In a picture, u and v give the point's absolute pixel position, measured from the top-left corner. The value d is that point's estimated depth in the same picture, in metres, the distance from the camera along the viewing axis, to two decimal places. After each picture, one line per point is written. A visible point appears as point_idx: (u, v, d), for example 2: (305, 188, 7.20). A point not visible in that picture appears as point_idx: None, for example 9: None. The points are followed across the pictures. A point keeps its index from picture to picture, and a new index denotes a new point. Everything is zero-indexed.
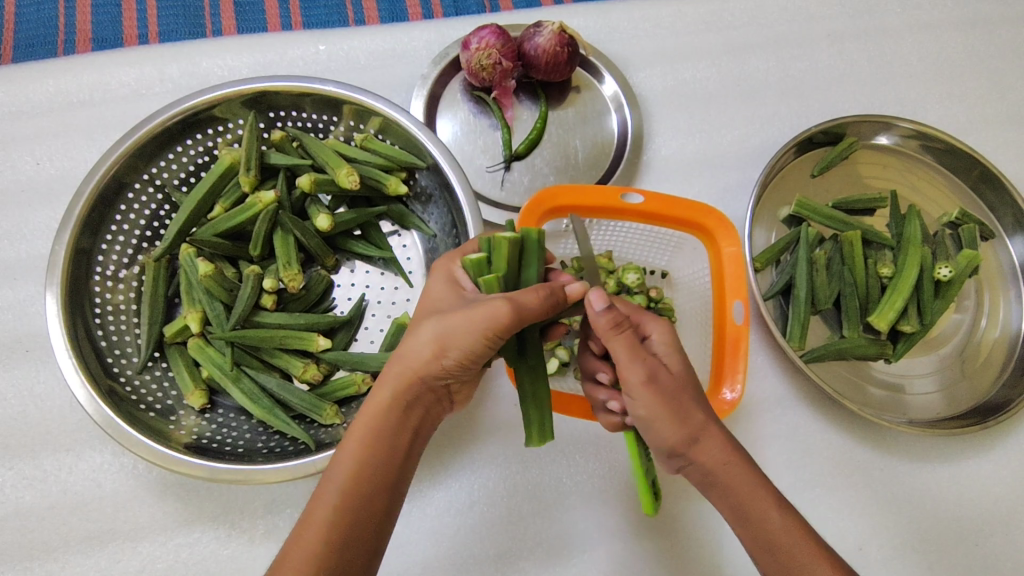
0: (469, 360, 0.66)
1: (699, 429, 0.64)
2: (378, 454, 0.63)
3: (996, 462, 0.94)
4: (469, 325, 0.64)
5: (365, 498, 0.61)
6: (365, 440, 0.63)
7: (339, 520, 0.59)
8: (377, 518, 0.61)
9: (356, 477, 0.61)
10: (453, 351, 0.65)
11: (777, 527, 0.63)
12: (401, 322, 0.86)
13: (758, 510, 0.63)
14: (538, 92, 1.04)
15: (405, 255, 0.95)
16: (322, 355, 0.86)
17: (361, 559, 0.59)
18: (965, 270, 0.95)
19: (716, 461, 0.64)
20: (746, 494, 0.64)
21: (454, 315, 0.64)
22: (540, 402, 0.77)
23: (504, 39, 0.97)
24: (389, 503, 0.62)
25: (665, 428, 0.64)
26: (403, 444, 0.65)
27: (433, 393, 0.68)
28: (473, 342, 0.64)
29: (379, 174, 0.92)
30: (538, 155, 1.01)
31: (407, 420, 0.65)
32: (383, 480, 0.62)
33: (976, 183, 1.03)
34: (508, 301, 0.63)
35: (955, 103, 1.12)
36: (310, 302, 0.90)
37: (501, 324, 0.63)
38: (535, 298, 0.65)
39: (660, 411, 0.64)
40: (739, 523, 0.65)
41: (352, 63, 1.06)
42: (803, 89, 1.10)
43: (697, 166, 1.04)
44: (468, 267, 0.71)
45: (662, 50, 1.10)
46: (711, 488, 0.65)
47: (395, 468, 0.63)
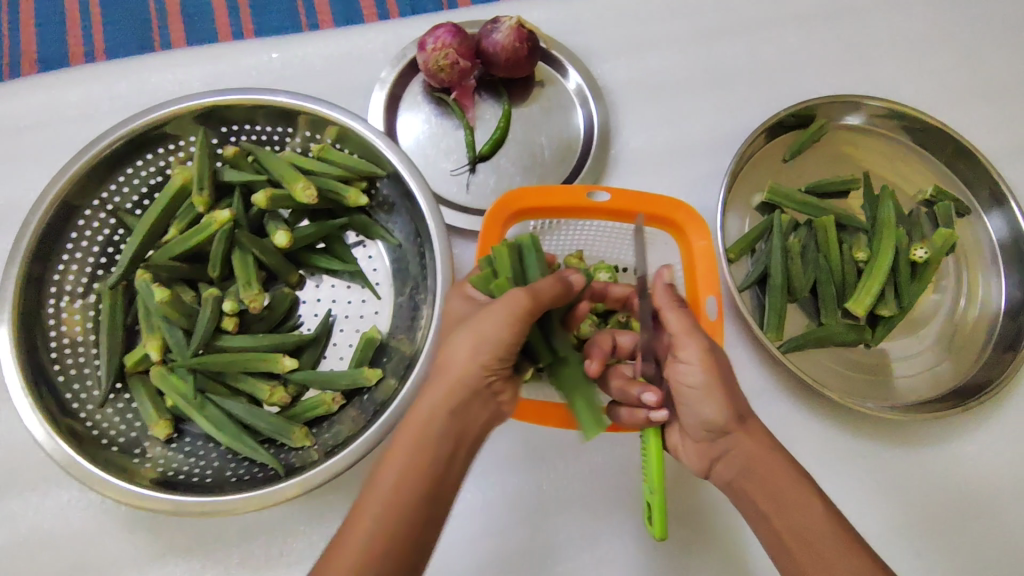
0: (506, 357, 0.66)
1: (746, 410, 0.71)
2: (418, 471, 0.61)
3: (982, 443, 0.93)
4: (499, 319, 0.64)
5: (402, 519, 0.59)
6: (403, 455, 0.62)
7: (376, 540, 0.58)
8: (421, 525, 0.60)
9: (394, 495, 0.60)
10: (490, 348, 0.64)
11: (819, 519, 0.65)
12: (369, 337, 0.85)
13: (801, 500, 0.66)
14: (500, 90, 1.01)
15: (371, 267, 0.92)
16: (289, 376, 0.83)
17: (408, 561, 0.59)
18: (942, 249, 0.93)
19: (762, 448, 0.69)
20: (786, 481, 0.68)
21: (483, 314, 0.66)
22: (581, 391, 0.72)
23: (460, 37, 0.95)
24: (426, 519, 0.61)
25: (715, 400, 0.70)
26: (444, 459, 0.63)
27: (480, 398, 0.66)
28: (505, 336, 0.64)
29: (336, 186, 0.88)
30: (503, 155, 0.99)
31: (451, 433, 0.63)
32: (421, 498, 0.61)
33: (950, 159, 1.02)
34: (526, 288, 0.66)
35: (930, 78, 1.09)
36: (274, 321, 0.87)
37: (527, 313, 0.65)
38: (550, 284, 0.68)
39: (714, 382, 0.70)
40: (776, 514, 0.67)
41: (307, 70, 1.01)
42: (774, 70, 1.07)
43: (667, 159, 1.01)
44: (477, 281, 0.75)
45: (626, 40, 1.07)
46: (750, 477, 0.69)
47: (440, 474, 0.62)
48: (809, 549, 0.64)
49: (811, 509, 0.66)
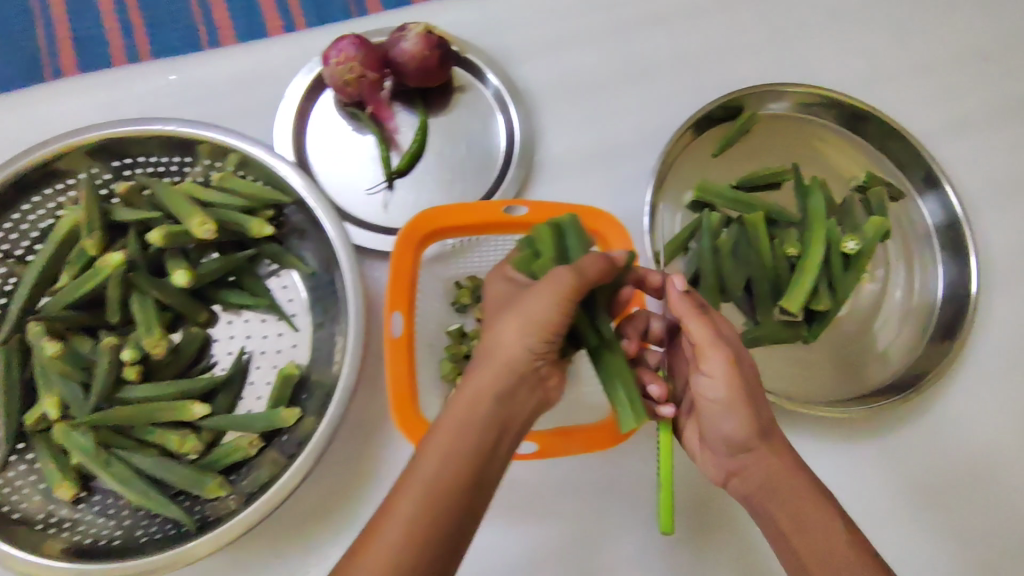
0: (552, 339, 0.66)
1: (770, 425, 0.70)
2: (468, 443, 0.60)
3: (925, 431, 0.93)
4: (547, 297, 0.64)
5: (446, 499, 0.58)
6: (452, 432, 0.60)
7: (419, 522, 0.56)
8: (468, 500, 0.59)
9: (440, 474, 0.58)
10: (537, 327, 0.64)
11: (838, 538, 0.65)
12: (286, 373, 0.81)
13: (818, 520, 0.66)
14: (414, 99, 0.96)
15: (286, 297, 0.87)
16: (201, 423, 0.79)
17: (451, 536, 0.57)
18: (875, 238, 0.90)
19: (783, 464, 0.69)
20: (808, 501, 0.67)
21: (530, 293, 0.65)
22: (625, 379, 0.72)
23: (365, 48, 0.89)
24: (471, 499, 0.59)
25: (740, 414, 0.69)
26: (490, 440, 0.62)
27: (525, 381, 0.66)
28: (553, 315, 0.64)
29: (240, 217, 0.83)
30: (422, 169, 0.94)
31: (500, 415, 0.63)
32: (468, 478, 0.59)
33: (885, 141, 0.99)
34: (568, 268, 0.65)
35: (861, 57, 1.05)
36: (183, 365, 0.82)
37: (572, 292, 0.64)
38: (595, 261, 0.67)
39: (740, 400, 0.68)
40: (795, 532, 0.66)
41: (207, 90, 0.95)
42: (700, 63, 1.03)
43: (592, 162, 0.98)
44: (517, 262, 0.73)
45: (545, 40, 1.02)
46: (770, 494, 0.69)
47: (487, 450, 0.61)
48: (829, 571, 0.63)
49: (830, 529, 0.65)
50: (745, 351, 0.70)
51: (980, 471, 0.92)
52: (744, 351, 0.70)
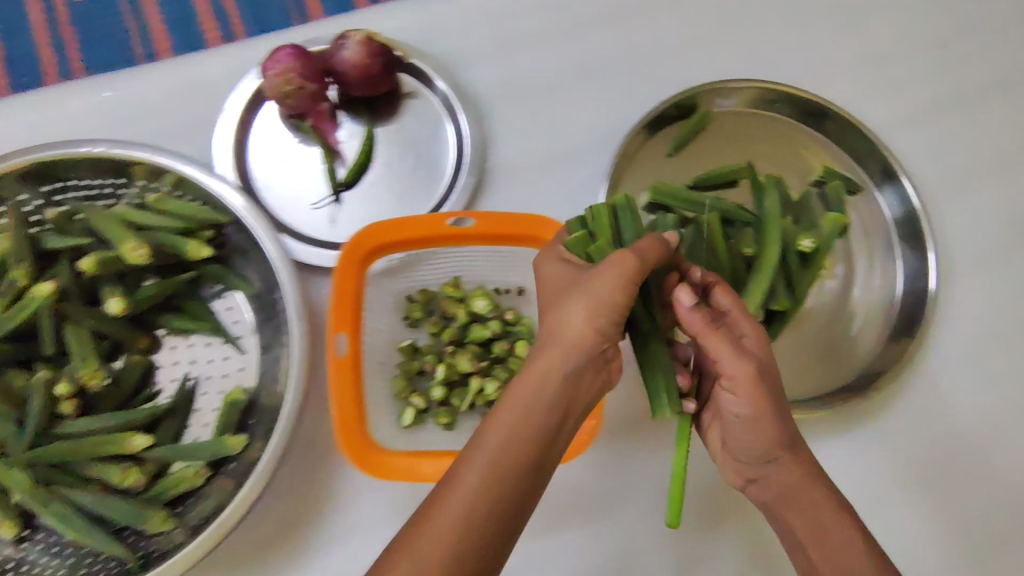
0: (618, 319, 0.69)
1: (794, 437, 0.71)
2: (533, 422, 0.64)
3: (887, 426, 0.93)
4: (612, 280, 0.67)
5: (507, 475, 0.61)
6: (517, 411, 0.64)
7: (482, 500, 0.60)
8: (530, 477, 0.63)
9: (504, 452, 0.62)
10: (604, 308, 0.67)
11: (856, 552, 0.66)
12: (232, 399, 0.78)
13: (837, 533, 0.67)
14: (361, 109, 0.94)
15: (232, 319, 0.85)
16: (145, 455, 0.77)
17: (512, 510, 0.61)
18: (831, 236, 0.88)
19: (803, 476, 0.70)
20: (830, 518, 0.68)
21: (594, 275, 0.68)
22: (664, 367, 0.76)
23: (303, 58, 0.85)
24: (535, 471, 0.63)
25: (764, 427, 0.70)
26: (556, 416, 0.65)
27: (592, 360, 0.68)
28: (618, 297, 0.67)
29: (176, 239, 0.80)
30: (370, 179, 0.91)
31: (565, 393, 0.66)
32: (531, 456, 0.63)
33: (839, 136, 0.98)
34: (631, 250, 0.68)
35: (815, 51, 1.04)
36: (124, 395, 0.80)
37: (635, 273, 0.67)
38: (649, 242, 0.70)
39: (764, 413, 0.69)
40: (813, 543, 0.68)
41: (143, 106, 0.91)
42: (652, 61, 1.01)
43: (546, 167, 0.96)
44: (572, 245, 0.74)
45: (494, 41, 0.99)
46: (789, 503, 0.70)
47: (552, 429, 0.65)
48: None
49: (849, 545, 0.66)
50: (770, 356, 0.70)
51: (942, 464, 0.92)
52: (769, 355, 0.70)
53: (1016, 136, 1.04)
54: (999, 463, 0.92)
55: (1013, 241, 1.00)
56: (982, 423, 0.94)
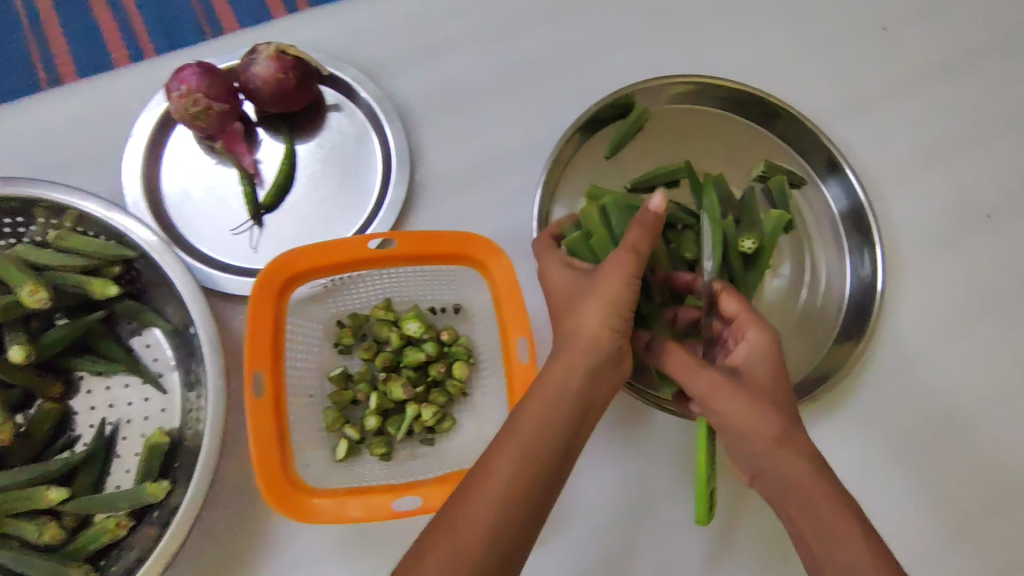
0: (629, 316, 0.68)
1: (793, 432, 0.67)
2: (553, 423, 0.63)
3: (842, 423, 0.91)
4: (617, 279, 0.66)
5: (534, 477, 0.61)
6: (538, 414, 0.63)
7: (511, 502, 0.60)
8: (552, 479, 0.62)
9: (529, 453, 0.61)
10: (615, 306, 0.66)
11: (858, 548, 0.62)
12: (152, 443, 0.74)
13: (839, 528, 0.63)
14: (278, 126, 0.89)
15: (150, 357, 0.80)
16: (62, 508, 0.73)
17: (535, 514, 0.61)
18: (774, 233, 0.86)
19: (804, 470, 0.66)
20: (827, 509, 0.64)
21: (602, 273, 0.67)
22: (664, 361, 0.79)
23: (210, 77, 0.81)
24: (560, 470, 0.63)
25: (755, 423, 0.66)
26: (578, 415, 0.65)
27: (610, 357, 0.67)
28: (625, 294, 0.66)
29: (80, 279, 0.76)
30: (293, 200, 0.87)
31: (586, 394, 0.65)
32: (552, 459, 0.62)
33: (781, 128, 0.95)
34: (625, 248, 0.67)
35: (751, 40, 1.00)
36: (38, 447, 0.75)
37: (634, 270, 0.67)
38: (637, 232, 0.68)
39: (753, 410, 0.67)
40: (814, 540, 0.64)
41: (46, 135, 0.87)
42: (586, 60, 0.97)
43: (477, 176, 0.92)
44: (571, 245, 0.80)
45: (417, 47, 0.95)
46: (787, 499, 0.66)
47: (573, 430, 0.64)
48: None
49: (852, 540, 0.62)
50: (774, 352, 0.71)
51: (901, 461, 0.90)
52: (772, 350, 0.71)
53: (961, 120, 1.02)
54: (958, 457, 0.90)
55: (963, 228, 0.98)
56: (937, 416, 0.92)
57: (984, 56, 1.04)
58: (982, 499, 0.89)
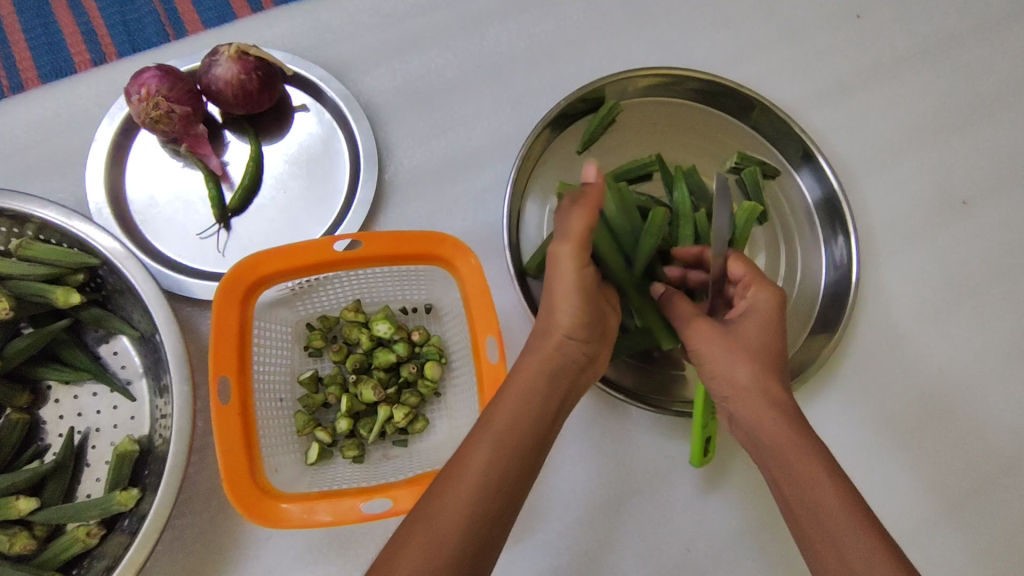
0: (590, 310, 0.69)
1: (769, 380, 0.68)
2: (525, 418, 0.63)
3: (820, 415, 0.90)
4: (566, 272, 0.68)
5: (512, 463, 0.60)
6: (511, 405, 0.64)
7: (489, 481, 0.59)
8: (522, 473, 0.61)
9: (507, 439, 0.61)
10: (567, 300, 0.68)
11: (826, 491, 0.62)
12: (120, 451, 0.73)
13: (807, 470, 0.63)
14: (244, 127, 0.88)
15: (119, 365, 0.80)
16: (32, 518, 0.72)
17: (505, 505, 0.59)
18: (746, 226, 0.86)
19: (777, 416, 0.66)
20: (800, 457, 0.64)
21: (554, 265, 0.69)
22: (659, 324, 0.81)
23: (170, 81, 0.81)
24: (534, 466, 0.62)
25: (731, 368, 0.69)
26: (553, 408, 0.66)
27: (577, 356, 0.69)
28: (575, 285, 0.68)
29: (44, 288, 0.75)
30: (261, 202, 0.87)
31: (552, 390, 0.66)
32: (523, 452, 0.62)
33: (754, 118, 0.94)
34: (565, 238, 0.68)
35: (722, 30, 0.99)
36: (5, 458, 0.75)
37: (581, 259, 0.68)
38: (584, 216, 0.68)
39: (733, 356, 0.69)
40: (785, 483, 0.64)
41: (10, 143, 0.87)
42: (555, 54, 0.96)
43: (447, 174, 0.91)
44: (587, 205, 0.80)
45: (383, 46, 0.94)
46: (758, 445, 0.67)
47: (542, 425, 0.64)
48: (819, 525, 0.61)
49: (818, 483, 0.62)
50: (773, 309, 0.72)
51: (879, 451, 0.89)
52: (773, 306, 0.72)
53: (935, 106, 1.01)
54: (935, 446, 0.90)
55: (939, 216, 0.98)
56: (914, 405, 0.91)
57: (957, 41, 1.03)
58: (960, 486, 0.89)
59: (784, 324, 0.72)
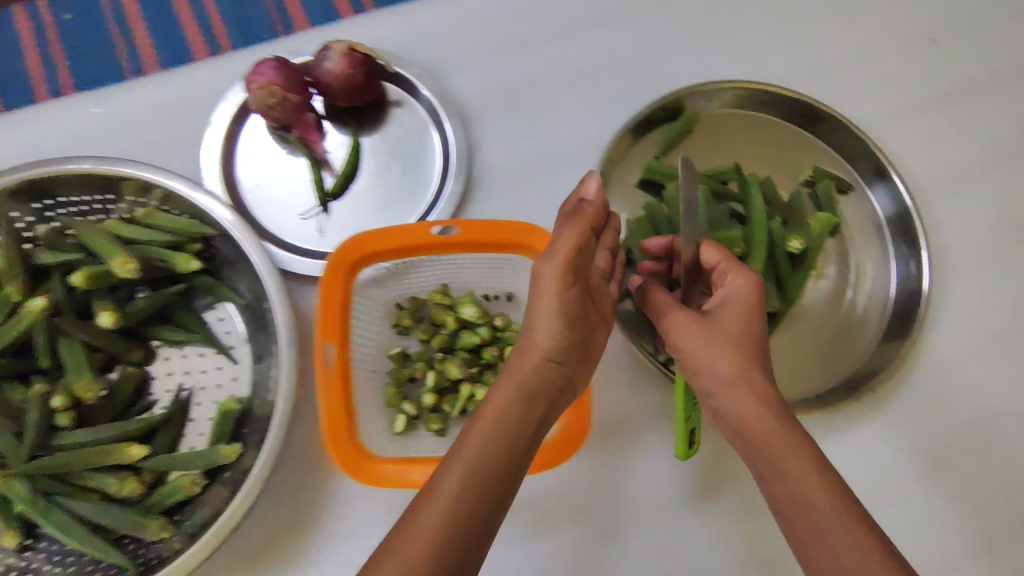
0: (572, 330, 0.74)
1: (751, 378, 0.69)
2: (500, 437, 0.66)
3: (884, 425, 0.92)
4: (548, 292, 0.72)
5: (487, 477, 0.64)
6: (491, 417, 0.68)
7: (462, 501, 0.62)
8: (500, 487, 0.64)
9: (484, 452, 0.65)
10: (548, 320, 0.73)
11: (812, 485, 0.64)
12: (226, 408, 0.79)
13: (793, 464, 0.65)
14: (346, 119, 0.95)
15: (224, 329, 0.86)
16: (142, 464, 0.78)
17: (484, 522, 0.62)
18: (818, 240, 0.89)
19: (760, 412, 0.68)
20: (786, 453, 0.65)
21: (538, 285, 0.73)
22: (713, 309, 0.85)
23: (286, 71, 0.87)
24: (512, 480, 0.65)
25: (713, 367, 0.70)
26: (529, 429, 0.69)
27: (556, 378, 0.73)
28: (556, 304, 0.72)
29: (166, 253, 0.82)
30: (356, 190, 0.92)
31: (529, 409, 0.70)
32: (500, 468, 0.65)
33: (830, 134, 0.98)
34: (550, 258, 0.73)
35: (800, 49, 1.03)
36: (119, 408, 0.81)
37: (567, 278, 0.72)
38: (569, 237, 0.73)
39: (713, 347, 0.70)
40: (774, 480, 0.66)
41: (133, 122, 0.93)
42: (638, 64, 1.01)
43: (531, 172, 0.96)
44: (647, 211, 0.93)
45: (476, 50, 1.00)
46: (744, 442, 0.69)
47: (520, 440, 0.67)
48: (810, 521, 0.62)
49: (805, 477, 0.64)
50: (751, 298, 0.72)
51: (941, 463, 0.91)
52: (750, 295, 0.72)
53: (1010, 131, 1.03)
54: (995, 462, 0.91)
55: (1008, 238, 0.99)
56: (978, 422, 0.93)
57: None
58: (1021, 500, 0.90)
59: (762, 311, 0.72)
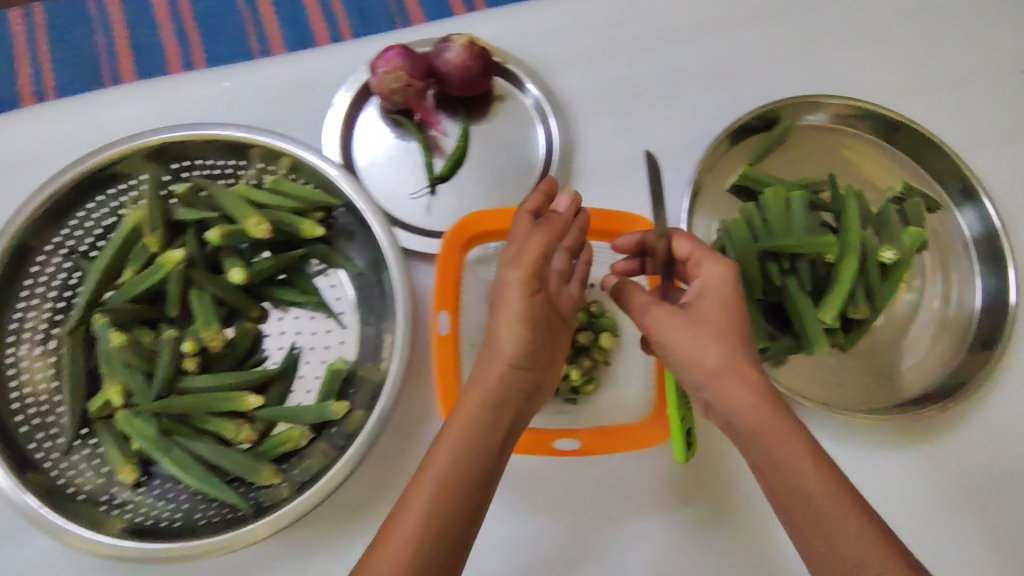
0: (535, 334, 0.72)
1: (733, 371, 0.68)
2: (474, 435, 0.67)
3: (963, 438, 0.93)
4: (512, 298, 0.72)
5: (467, 476, 0.65)
6: (467, 415, 0.68)
7: (447, 499, 0.64)
8: (479, 484, 0.66)
9: (466, 447, 0.67)
10: (511, 325, 0.71)
11: (806, 470, 0.65)
12: (334, 369, 0.83)
13: (785, 452, 0.66)
14: (457, 108, 1.00)
15: (335, 295, 0.90)
16: (256, 413, 0.83)
17: (467, 518, 0.65)
18: (911, 252, 0.91)
19: (747, 403, 0.67)
20: (780, 442, 0.66)
21: (500, 293, 0.73)
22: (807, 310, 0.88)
23: (411, 58, 0.93)
24: (491, 477, 0.67)
25: (693, 368, 0.69)
26: (496, 434, 0.69)
27: (521, 384, 0.72)
28: (517, 311, 0.71)
29: (292, 219, 0.87)
30: (463, 174, 0.97)
31: (500, 413, 0.69)
32: (478, 467, 0.66)
33: (918, 154, 1.01)
34: (513, 265, 0.73)
35: (894, 71, 1.06)
36: (237, 358, 0.86)
37: (528, 285, 0.72)
38: (534, 244, 0.73)
39: (697, 341, 0.69)
40: (767, 470, 0.67)
41: (260, 97, 0.99)
42: (736, 75, 1.05)
43: (628, 170, 1.00)
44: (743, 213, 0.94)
45: (581, 52, 1.05)
46: (735, 432, 0.69)
47: (495, 441, 0.68)
48: (805, 506, 0.65)
49: (800, 465, 0.66)
50: (727, 289, 0.71)
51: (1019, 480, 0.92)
52: (726, 284, 0.72)
53: None
54: None
55: None
56: None
57: None
58: None
59: (740, 301, 0.72)
